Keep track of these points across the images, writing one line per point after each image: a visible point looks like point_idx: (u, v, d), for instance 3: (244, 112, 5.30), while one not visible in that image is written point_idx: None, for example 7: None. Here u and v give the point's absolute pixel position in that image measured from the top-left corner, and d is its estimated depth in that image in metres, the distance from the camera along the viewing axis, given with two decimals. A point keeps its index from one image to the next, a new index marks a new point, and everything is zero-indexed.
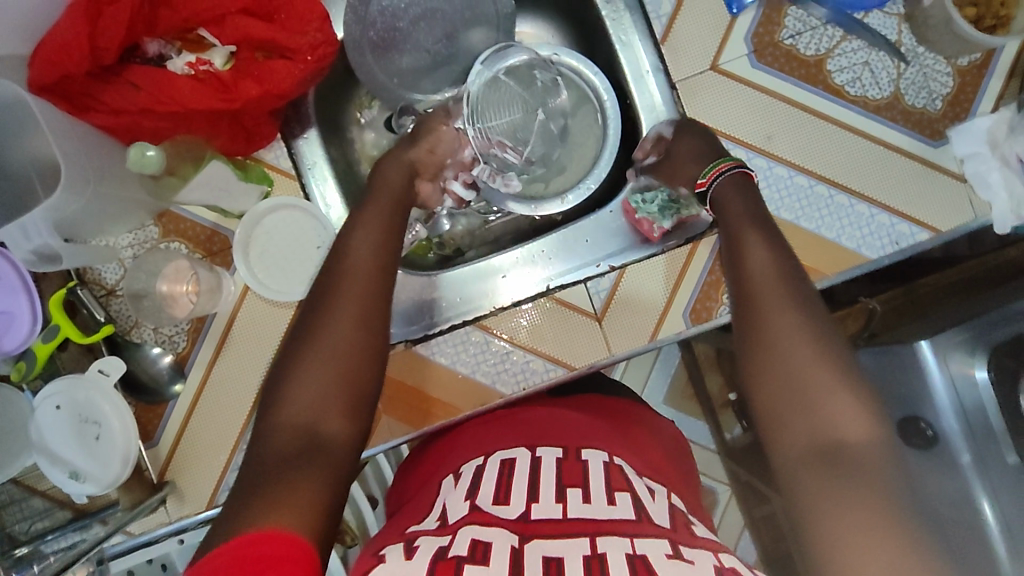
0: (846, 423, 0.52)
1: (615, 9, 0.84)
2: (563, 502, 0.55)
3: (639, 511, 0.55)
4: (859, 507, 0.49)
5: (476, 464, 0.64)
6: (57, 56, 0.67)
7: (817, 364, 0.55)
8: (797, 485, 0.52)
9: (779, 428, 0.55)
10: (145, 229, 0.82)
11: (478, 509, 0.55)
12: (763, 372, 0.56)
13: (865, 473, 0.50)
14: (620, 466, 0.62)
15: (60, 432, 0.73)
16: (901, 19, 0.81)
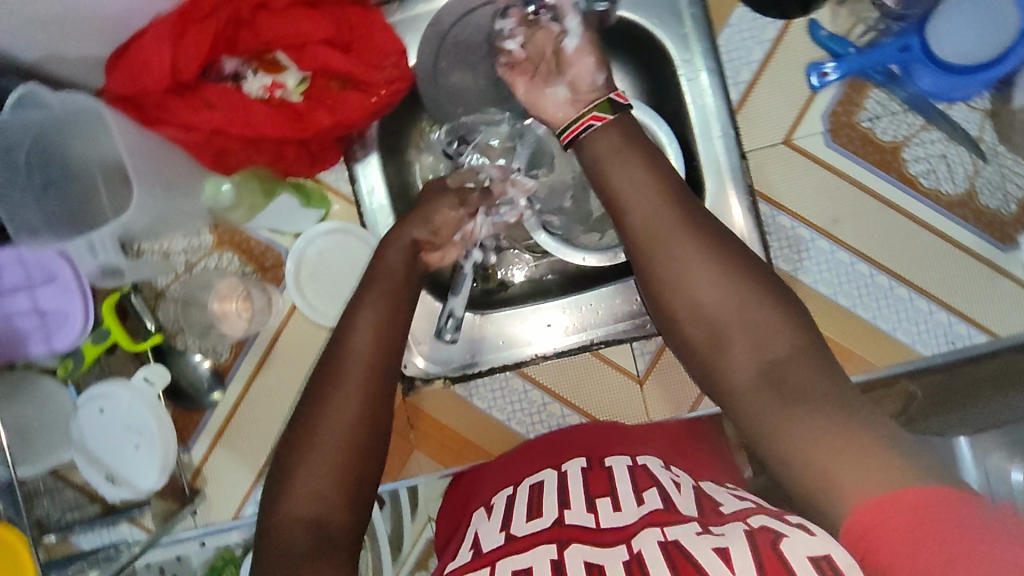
0: (763, 320, 0.54)
1: (693, 69, 0.79)
2: (594, 511, 0.53)
3: (666, 501, 0.53)
4: (819, 422, 0.49)
5: (507, 494, 0.61)
6: (139, 72, 0.67)
7: (716, 279, 0.56)
8: (760, 424, 0.52)
9: (718, 365, 0.55)
10: (199, 237, 0.83)
11: (514, 537, 0.51)
12: (677, 305, 0.57)
13: (808, 378, 0.51)
14: (644, 466, 0.60)
15: (103, 435, 0.75)
16: (985, 115, 0.79)
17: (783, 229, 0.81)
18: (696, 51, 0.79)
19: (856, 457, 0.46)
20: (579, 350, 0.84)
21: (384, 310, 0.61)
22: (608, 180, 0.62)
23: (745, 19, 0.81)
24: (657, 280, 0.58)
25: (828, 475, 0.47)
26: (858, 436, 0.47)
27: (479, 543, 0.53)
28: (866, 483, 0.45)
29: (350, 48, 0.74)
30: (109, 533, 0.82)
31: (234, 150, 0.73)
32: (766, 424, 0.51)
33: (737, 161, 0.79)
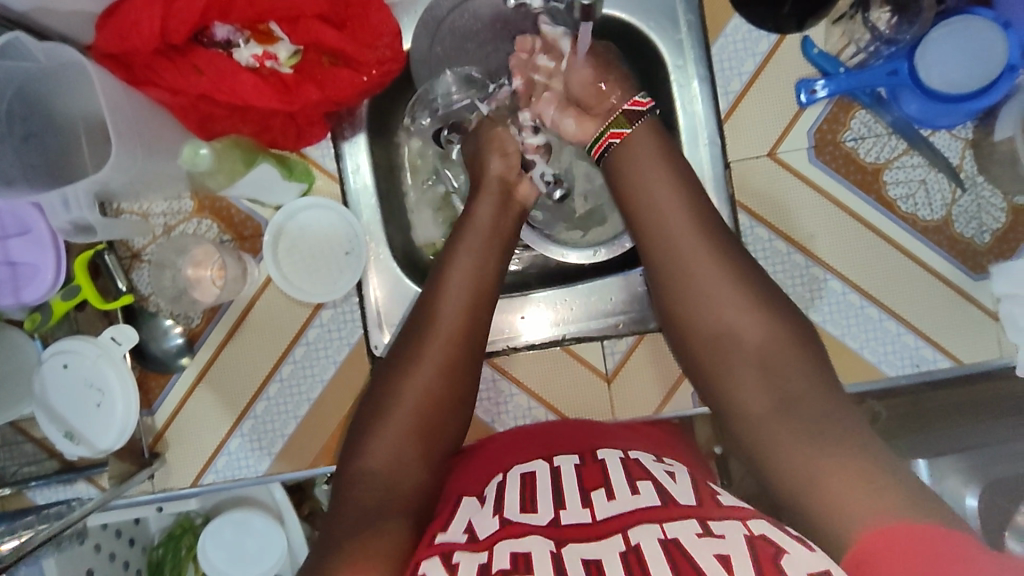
0: (776, 352, 0.60)
1: (685, 75, 0.81)
2: (591, 505, 0.53)
3: (664, 496, 0.53)
4: (821, 447, 0.54)
5: (496, 483, 0.59)
6: (128, 31, 0.66)
7: (743, 309, 0.61)
8: (764, 440, 0.57)
9: (730, 385, 0.60)
10: (180, 200, 0.82)
11: (509, 522, 0.51)
12: (697, 323, 0.62)
13: (814, 408, 0.56)
14: (638, 461, 0.60)
15: (65, 392, 0.75)
16: (967, 144, 0.80)
17: (761, 240, 0.81)
18: (690, 58, 0.80)
19: (850, 477, 0.52)
20: (553, 344, 0.84)
21: (468, 284, 0.68)
22: (642, 203, 0.67)
23: (740, 30, 0.81)
24: (685, 301, 0.63)
25: (821, 489, 0.52)
26: (855, 463, 0.53)
27: (474, 529, 0.52)
28: (857, 501, 0.50)
29: (345, 24, 0.73)
30: (65, 490, 0.81)
31: (219, 117, 0.73)
32: (770, 442, 0.56)
33: (721, 171, 0.80)
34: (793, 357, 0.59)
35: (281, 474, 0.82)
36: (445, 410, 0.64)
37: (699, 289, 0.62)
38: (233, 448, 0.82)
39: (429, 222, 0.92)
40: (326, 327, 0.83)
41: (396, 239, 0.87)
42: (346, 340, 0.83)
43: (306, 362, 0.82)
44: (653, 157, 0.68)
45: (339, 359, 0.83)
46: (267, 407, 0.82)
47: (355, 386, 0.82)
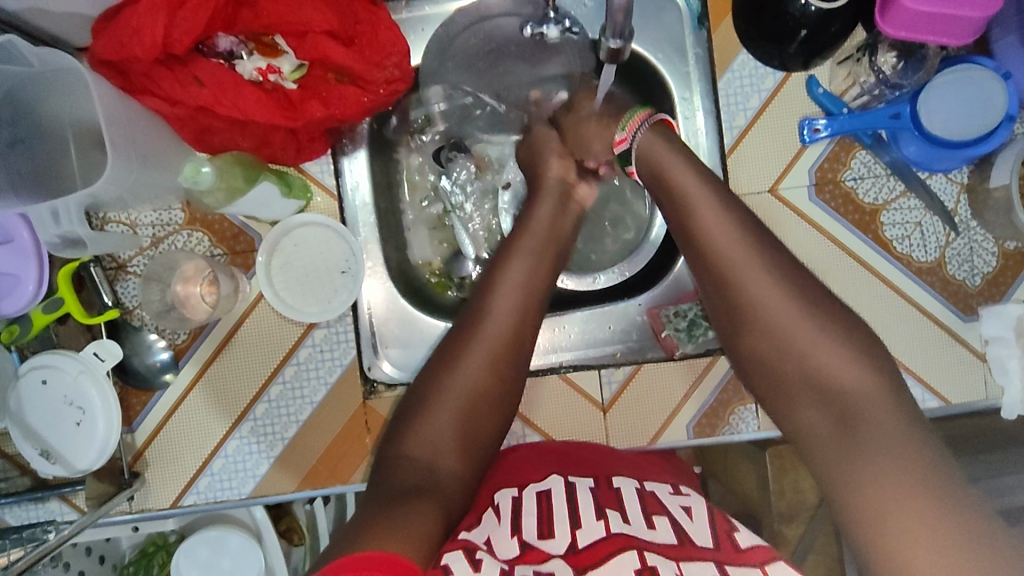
0: (837, 369, 0.62)
1: (691, 107, 0.84)
2: (605, 520, 0.59)
3: (680, 533, 0.59)
4: (872, 457, 0.57)
5: (511, 494, 0.65)
6: (128, 38, 0.64)
7: (807, 327, 0.64)
8: (821, 456, 0.60)
9: (789, 405, 0.64)
10: (170, 211, 0.80)
11: (529, 546, 0.57)
12: (759, 343, 0.66)
13: (873, 423, 0.58)
14: (653, 493, 0.66)
15: (43, 408, 0.71)
16: (962, 188, 0.82)
17: None
18: (697, 90, 0.83)
19: (902, 489, 0.54)
20: (551, 370, 0.84)
21: (523, 291, 0.72)
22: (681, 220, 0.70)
23: (747, 66, 0.82)
24: (744, 326, 0.67)
25: (866, 497, 0.55)
26: (906, 472, 0.55)
27: (495, 539, 0.57)
28: (901, 508, 0.53)
29: (353, 41, 0.71)
30: (37, 508, 0.78)
31: (219, 129, 0.71)
32: (826, 456, 0.60)
33: None
34: (855, 377, 0.61)
35: (265, 496, 0.80)
36: (475, 434, 0.66)
37: (754, 316, 0.66)
38: (217, 468, 0.80)
39: (426, 241, 0.92)
40: (318, 347, 0.81)
41: (393, 258, 0.87)
42: (338, 361, 0.81)
43: (297, 383, 0.80)
44: (676, 169, 0.70)
45: (331, 381, 0.81)
46: (253, 427, 0.80)
47: (346, 408, 0.80)
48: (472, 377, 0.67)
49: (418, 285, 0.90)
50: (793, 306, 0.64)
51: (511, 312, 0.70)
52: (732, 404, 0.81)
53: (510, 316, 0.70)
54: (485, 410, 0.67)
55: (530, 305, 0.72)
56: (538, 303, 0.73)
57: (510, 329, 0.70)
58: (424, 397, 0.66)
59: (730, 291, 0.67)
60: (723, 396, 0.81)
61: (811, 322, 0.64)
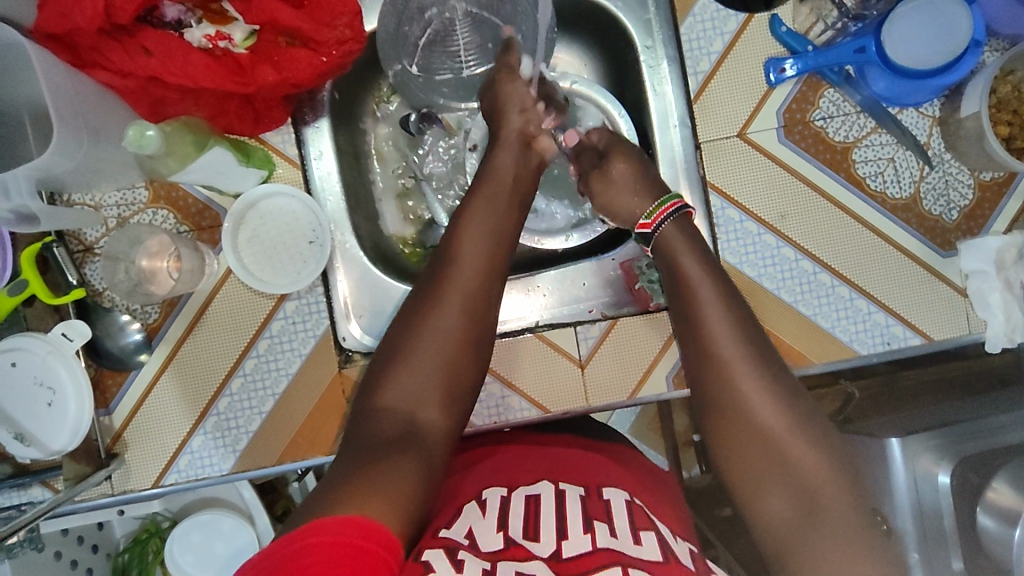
0: (803, 461, 0.57)
1: (654, 55, 0.82)
2: (592, 534, 0.55)
3: (664, 552, 0.56)
4: (835, 552, 0.53)
5: (500, 494, 0.63)
6: (68, 8, 0.63)
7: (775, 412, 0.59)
8: (788, 556, 0.55)
9: (755, 483, 0.58)
10: (134, 190, 0.79)
11: (513, 544, 0.54)
12: (728, 420, 0.60)
13: (835, 529, 0.54)
14: (642, 508, 0.64)
15: (15, 392, 0.71)
16: (934, 122, 0.80)
17: (732, 221, 0.81)
18: (659, 38, 0.82)
19: None
20: (527, 330, 0.84)
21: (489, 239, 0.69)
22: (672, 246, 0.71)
23: (708, 9, 0.80)
24: (717, 396, 0.61)
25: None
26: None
27: (475, 536, 0.54)
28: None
29: (303, 3, 0.70)
30: (20, 495, 0.78)
31: (172, 101, 0.70)
32: (790, 548, 0.56)
33: (693, 153, 0.82)
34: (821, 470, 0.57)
35: (247, 471, 0.80)
36: (453, 379, 0.63)
37: (736, 398, 0.60)
38: (196, 447, 0.79)
39: (396, 210, 0.92)
40: (289, 319, 0.80)
41: (363, 228, 0.86)
42: (311, 332, 0.80)
43: (270, 356, 0.79)
44: None
45: (304, 353, 0.80)
46: (230, 403, 0.79)
47: (323, 381, 0.80)
48: (448, 337, 0.63)
49: (393, 255, 0.89)
50: (766, 390, 0.60)
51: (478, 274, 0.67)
52: None
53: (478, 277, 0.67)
54: (465, 372, 0.64)
55: (497, 259, 0.69)
56: (500, 259, 0.70)
57: (479, 287, 0.67)
58: (395, 349, 0.63)
59: (708, 346, 0.63)
60: None
61: (782, 408, 0.60)
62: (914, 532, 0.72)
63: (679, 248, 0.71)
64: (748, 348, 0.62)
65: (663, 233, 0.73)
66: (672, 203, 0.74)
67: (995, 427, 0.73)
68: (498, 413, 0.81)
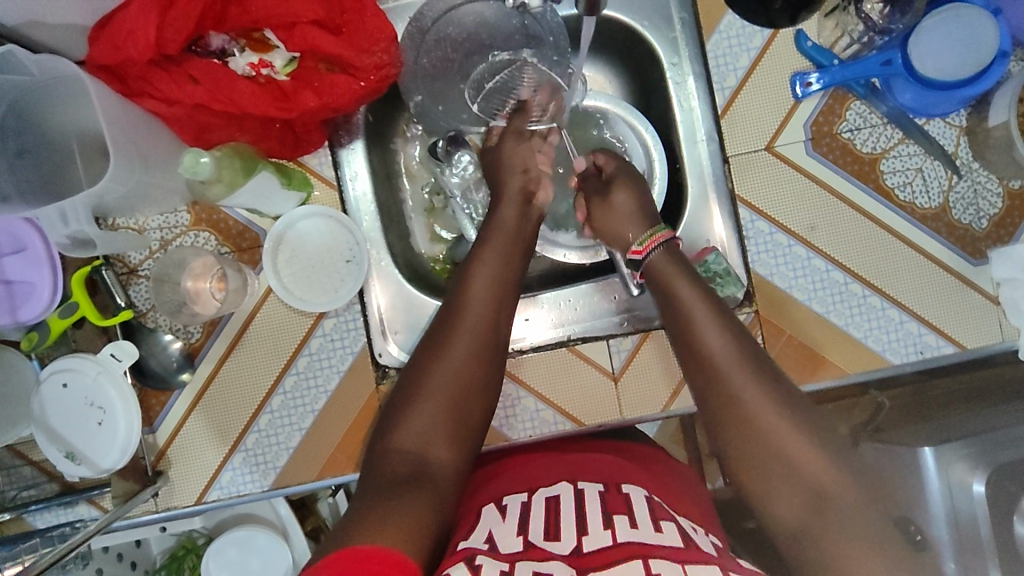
0: (799, 451, 0.59)
1: (681, 72, 0.83)
2: (612, 529, 0.56)
3: (686, 540, 0.56)
4: (858, 554, 0.54)
5: (520, 499, 0.64)
6: (122, 41, 0.66)
7: (781, 426, 0.59)
8: (794, 534, 0.57)
9: (769, 492, 0.59)
10: (176, 214, 0.81)
11: (533, 546, 0.54)
12: (734, 441, 0.61)
13: (833, 506, 0.56)
14: (662, 503, 0.63)
15: (65, 411, 0.73)
16: (961, 132, 0.81)
17: (761, 233, 0.82)
18: (685, 55, 0.83)
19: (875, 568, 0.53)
20: (559, 344, 0.84)
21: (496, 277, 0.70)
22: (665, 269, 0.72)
23: (734, 26, 0.82)
24: (722, 419, 0.62)
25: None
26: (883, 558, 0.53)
27: (495, 541, 0.55)
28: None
29: (341, 30, 0.73)
30: (65, 513, 0.78)
31: (216, 127, 0.72)
32: (799, 533, 0.57)
33: (721, 167, 0.83)
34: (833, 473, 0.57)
35: (287, 486, 0.81)
36: (463, 409, 0.63)
37: (720, 381, 0.63)
38: (238, 464, 0.80)
39: (427, 230, 0.93)
40: (328, 337, 0.81)
41: (396, 246, 0.87)
42: (349, 349, 0.81)
43: (309, 373, 0.81)
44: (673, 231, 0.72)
45: (343, 369, 0.81)
46: (271, 420, 0.81)
47: (360, 395, 0.81)
48: (455, 381, 0.63)
49: (424, 272, 0.90)
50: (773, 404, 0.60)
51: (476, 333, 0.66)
52: None
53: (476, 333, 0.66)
54: (477, 403, 0.64)
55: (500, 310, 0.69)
56: (516, 284, 0.72)
57: (485, 343, 0.66)
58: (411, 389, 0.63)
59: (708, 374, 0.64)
60: None
61: (791, 421, 0.60)
62: (950, 541, 0.72)
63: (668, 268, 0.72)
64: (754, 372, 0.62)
65: (653, 262, 0.74)
66: (663, 234, 0.75)
67: (1015, 438, 0.72)
68: (533, 427, 0.82)
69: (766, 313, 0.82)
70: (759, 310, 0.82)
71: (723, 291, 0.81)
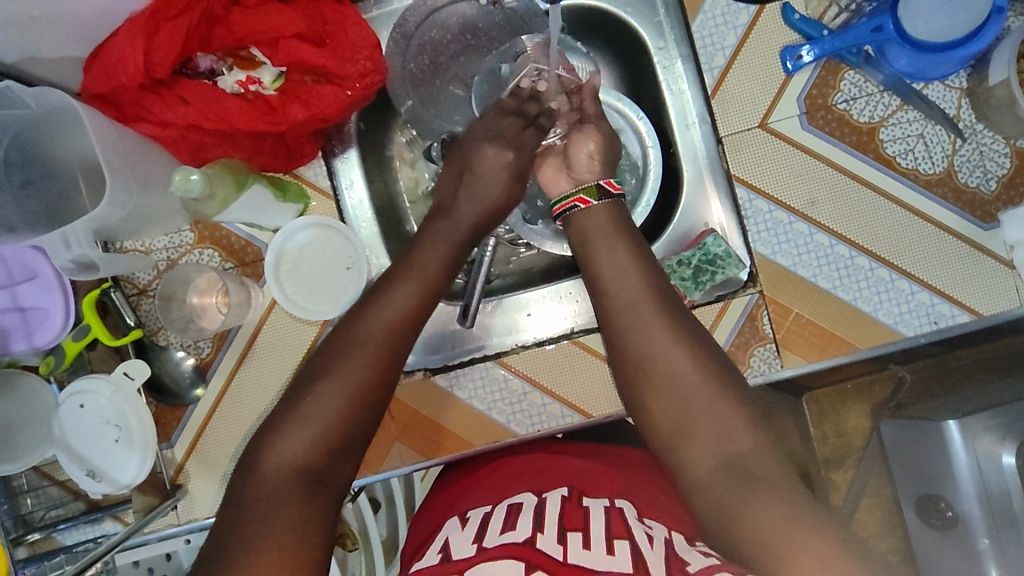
0: (727, 418, 0.57)
1: (668, 56, 0.83)
2: (565, 545, 0.58)
3: (636, 559, 0.58)
4: (765, 507, 0.52)
5: (483, 512, 0.68)
6: (113, 68, 0.68)
7: (715, 394, 0.58)
8: (722, 505, 0.54)
9: (683, 449, 0.57)
10: (180, 233, 0.83)
11: (487, 546, 0.58)
12: (654, 399, 0.59)
13: (760, 474, 0.54)
14: (621, 514, 0.66)
15: (83, 432, 0.75)
16: (963, 93, 0.79)
17: (761, 212, 0.80)
18: (672, 39, 0.83)
19: (800, 534, 0.50)
20: (563, 337, 0.84)
21: None
22: (600, 234, 0.68)
23: (718, 5, 0.81)
24: (644, 375, 0.60)
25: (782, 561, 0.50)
26: (809, 525, 0.51)
27: (448, 549, 0.60)
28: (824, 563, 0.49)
29: (325, 42, 0.74)
30: (93, 530, 0.82)
31: (210, 145, 0.74)
32: (723, 502, 0.54)
33: (715, 149, 0.82)
34: (743, 428, 0.56)
35: None
36: None
37: (646, 346, 0.60)
38: None
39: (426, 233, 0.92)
40: None
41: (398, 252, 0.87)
42: None
43: None
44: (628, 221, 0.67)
45: None
46: None
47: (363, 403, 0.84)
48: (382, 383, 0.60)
49: None
50: (689, 358, 0.59)
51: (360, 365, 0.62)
52: (750, 347, 0.80)
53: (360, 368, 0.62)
54: None
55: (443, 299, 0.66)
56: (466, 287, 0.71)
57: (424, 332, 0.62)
58: (346, 402, 0.59)
59: (627, 341, 0.62)
60: (742, 338, 0.80)
61: (708, 381, 0.58)
62: (982, 515, 0.69)
63: (609, 232, 0.67)
64: (679, 337, 0.60)
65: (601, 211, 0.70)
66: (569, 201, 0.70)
67: None
68: (541, 421, 0.83)
69: (771, 292, 0.80)
70: (764, 290, 0.80)
71: (725, 274, 0.80)
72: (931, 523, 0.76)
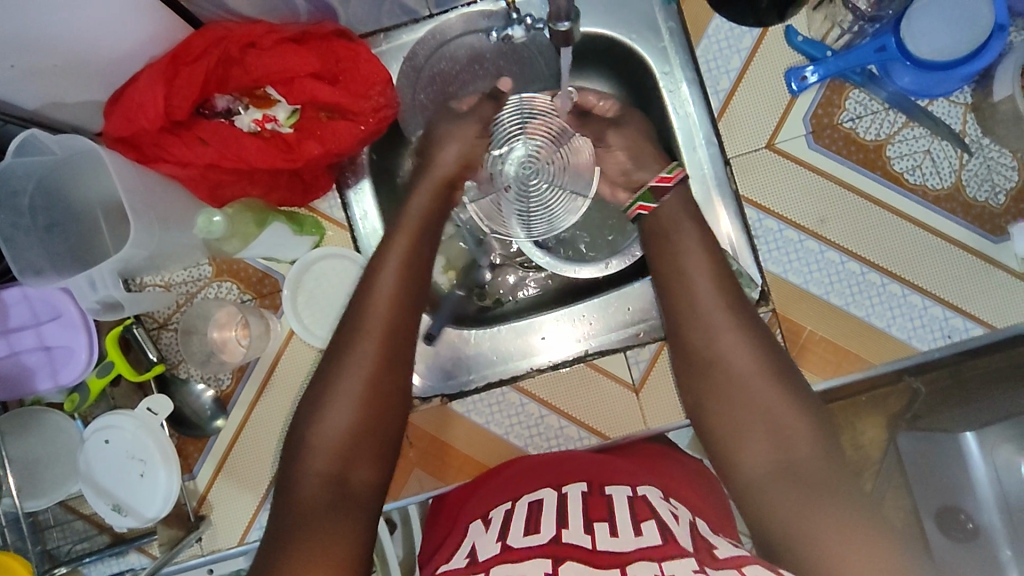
0: (783, 415, 0.59)
1: (673, 80, 0.82)
2: (592, 534, 0.55)
3: (666, 535, 0.55)
4: (808, 502, 0.55)
5: (504, 510, 0.65)
6: (134, 113, 0.70)
7: (773, 391, 0.60)
8: (770, 499, 0.57)
9: (739, 446, 0.59)
10: (199, 267, 0.85)
11: (509, 549, 0.54)
12: (711, 395, 0.62)
13: (811, 471, 0.56)
14: (645, 498, 0.63)
15: (109, 466, 0.77)
16: (968, 109, 0.80)
17: (771, 232, 0.81)
18: (677, 63, 0.82)
19: (848, 528, 0.53)
20: (577, 360, 0.84)
21: None
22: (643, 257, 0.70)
23: (721, 30, 0.83)
24: (706, 374, 0.63)
25: (826, 551, 0.52)
26: (856, 521, 0.53)
27: (475, 552, 0.56)
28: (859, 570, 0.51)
29: (337, 79, 0.76)
30: (119, 562, 0.83)
31: (229, 182, 0.75)
32: (774, 497, 0.56)
33: (722, 170, 0.81)
34: (797, 430, 0.58)
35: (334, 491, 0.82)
36: None
37: (708, 342, 0.63)
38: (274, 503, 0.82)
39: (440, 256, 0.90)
40: None
41: None
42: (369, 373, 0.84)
43: None
44: (644, 249, 0.69)
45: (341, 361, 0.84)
46: None
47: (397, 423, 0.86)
48: None
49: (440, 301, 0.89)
50: (750, 363, 0.61)
51: (366, 391, 0.60)
52: None
53: (366, 395, 0.60)
54: None
55: None
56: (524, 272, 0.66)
57: None
58: (370, 435, 0.60)
59: (694, 337, 0.64)
60: None
61: (767, 380, 0.60)
62: (1002, 526, 0.65)
63: None
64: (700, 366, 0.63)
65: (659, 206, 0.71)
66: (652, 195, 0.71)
67: None
68: (559, 444, 0.83)
69: (783, 309, 0.81)
70: (776, 309, 0.81)
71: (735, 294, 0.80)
72: (949, 536, 0.69)
